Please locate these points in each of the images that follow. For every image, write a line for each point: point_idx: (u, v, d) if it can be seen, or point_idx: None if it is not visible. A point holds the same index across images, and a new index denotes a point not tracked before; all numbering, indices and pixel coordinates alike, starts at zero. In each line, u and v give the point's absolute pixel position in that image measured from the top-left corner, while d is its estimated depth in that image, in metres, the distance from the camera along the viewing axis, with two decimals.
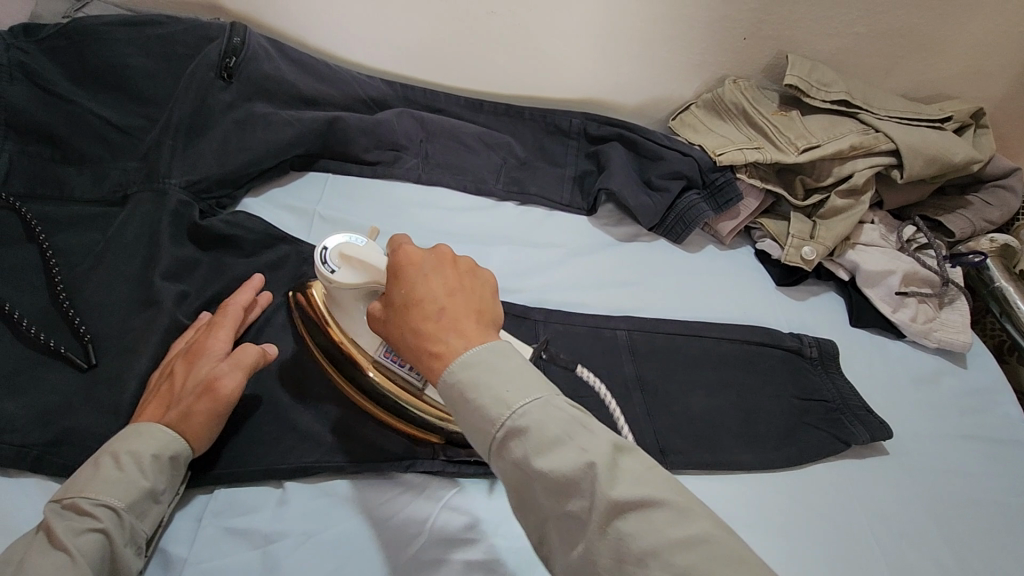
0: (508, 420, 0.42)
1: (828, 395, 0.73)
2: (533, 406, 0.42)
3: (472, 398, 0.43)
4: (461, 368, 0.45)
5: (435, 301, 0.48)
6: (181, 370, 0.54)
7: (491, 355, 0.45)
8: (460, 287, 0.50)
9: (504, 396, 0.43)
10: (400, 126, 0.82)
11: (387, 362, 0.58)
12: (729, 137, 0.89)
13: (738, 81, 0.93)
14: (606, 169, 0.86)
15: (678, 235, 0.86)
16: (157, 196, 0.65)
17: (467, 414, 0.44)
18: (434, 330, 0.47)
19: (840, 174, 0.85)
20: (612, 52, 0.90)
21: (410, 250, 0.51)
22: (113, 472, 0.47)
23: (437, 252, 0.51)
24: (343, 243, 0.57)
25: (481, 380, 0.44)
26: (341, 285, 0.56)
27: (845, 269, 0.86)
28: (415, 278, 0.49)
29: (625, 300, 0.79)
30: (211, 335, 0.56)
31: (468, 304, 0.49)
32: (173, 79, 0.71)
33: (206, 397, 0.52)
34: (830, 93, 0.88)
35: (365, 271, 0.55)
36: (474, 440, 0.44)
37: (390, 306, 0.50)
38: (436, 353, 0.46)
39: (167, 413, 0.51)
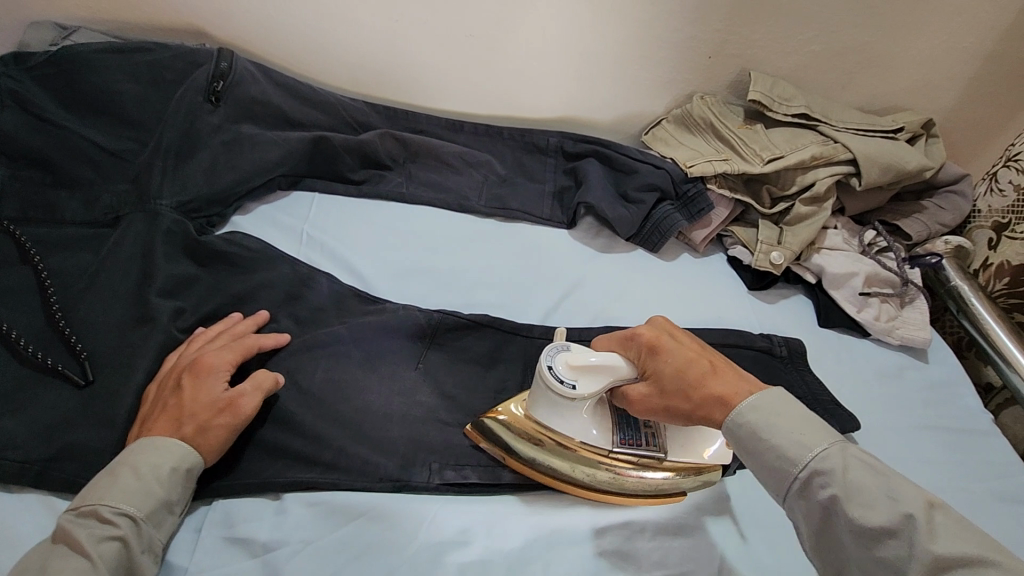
0: (811, 462, 0.47)
1: (799, 391, 0.76)
2: (830, 451, 0.47)
3: (767, 439, 0.49)
4: (749, 410, 0.51)
5: (702, 358, 0.55)
6: (189, 385, 0.55)
7: (771, 403, 0.50)
8: (698, 347, 0.57)
9: (783, 438, 0.48)
10: (383, 147, 0.85)
11: (624, 448, 0.60)
12: (698, 150, 0.94)
13: (705, 97, 0.98)
14: (584, 185, 0.90)
15: (654, 244, 0.90)
16: (150, 216, 0.67)
17: (756, 456, 0.50)
18: (711, 379, 0.53)
19: (803, 183, 0.90)
20: (586, 73, 0.95)
21: (643, 329, 0.59)
22: (131, 481, 0.48)
23: (655, 324, 0.60)
24: (563, 355, 0.59)
25: (771, 424, 0.49)
26: (584, 396, 0.58)
27: (812, 272, 0.91)
28: (668, 344, 0.57)
29: (605, 308, 0.82)
30: (220, 352, 0.58)
31: (713, 355, 0.56)
32: (162, 103, 0.73)
33: (227, 414, 0.54)
34: (791, 108, 0.93)
35: (607, 375, 0.58)
36: (768, 488, 0.49)
37: (662, 373, 0.56)
38: (726, 398, 0.52)
39: (180, 427, 0.53)
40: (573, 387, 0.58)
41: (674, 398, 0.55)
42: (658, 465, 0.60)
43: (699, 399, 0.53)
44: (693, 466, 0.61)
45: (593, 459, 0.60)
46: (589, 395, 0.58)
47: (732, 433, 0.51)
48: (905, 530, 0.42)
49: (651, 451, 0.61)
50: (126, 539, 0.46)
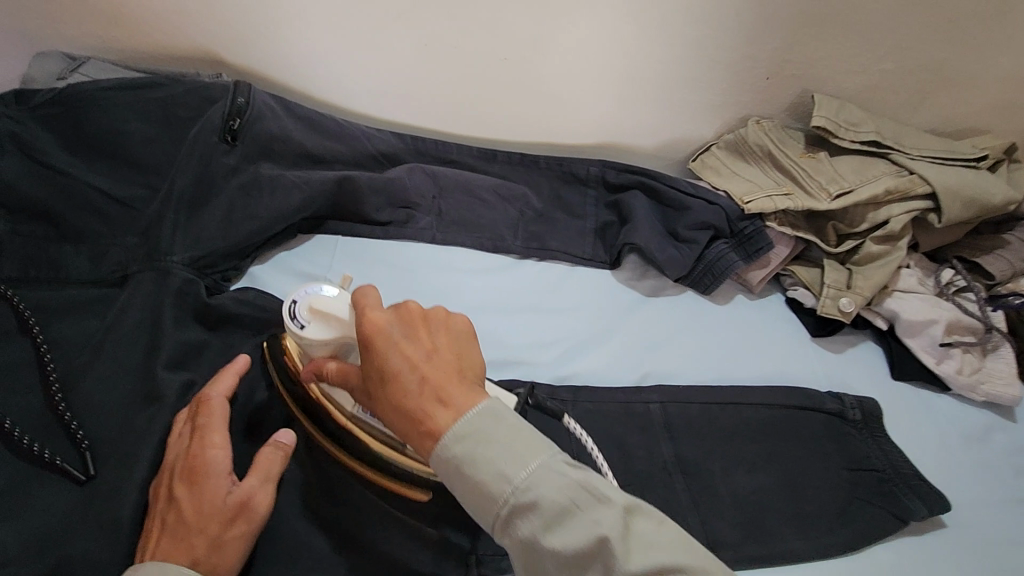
0: (512, 496, 0.42)
1: (878, 463, 0.68)
2: (534, 476, 0.43)
3: (472, 475, 0.43)
4: (457, 441, 0.44)
5: (414, 369, 0.47)
6: (190, 494, 0.47)
7: (487, 421, 0.45)
8: (433, 347, 0.49)
9: (444, 429, 0.44)
10: (412, 183, 0.79)
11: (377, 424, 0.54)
12: (755, 181, 0.85)
13: (761, 122, 0.89)
14: (629, 221, 0.82)
15: (706, 287, 0.82)
16: (159, 275, 0.61)
17: (462, 488, 0.44)
18: (419, 401, 0.46)
19: (875, 220, 0.81)
20: (629, 96, 0.87)
21: (372, 317, 0.49)
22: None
23: (401, 312, 0.50)
24: (312, 296, 0.56)
25: (482, 453, 0.43)
26: (311, 341, 0.53)
27: (883, 317, 0.82)
28: (388, 349, 0.48)
29: (659, 364, 0.74)
30: (210, 438, 0.49)
31: (449, 362, 0.48)
32: (174, 145, 0.67)
33: (242, 520, 0.47)
34: (860, 133, 0.84)
35: (339, 326, 0.53)
36: (475, 515, 0.44)
37: (367, 375, 0.49)
38: (428, 428, 0.45)
39: (189, 547, 0.45)
40: (302, 327, 0.54)
41: (387, 409, 0.48)
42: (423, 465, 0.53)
43: (405, 420, 0.46)
44: None
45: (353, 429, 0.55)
46: (316, 342, 0.53)
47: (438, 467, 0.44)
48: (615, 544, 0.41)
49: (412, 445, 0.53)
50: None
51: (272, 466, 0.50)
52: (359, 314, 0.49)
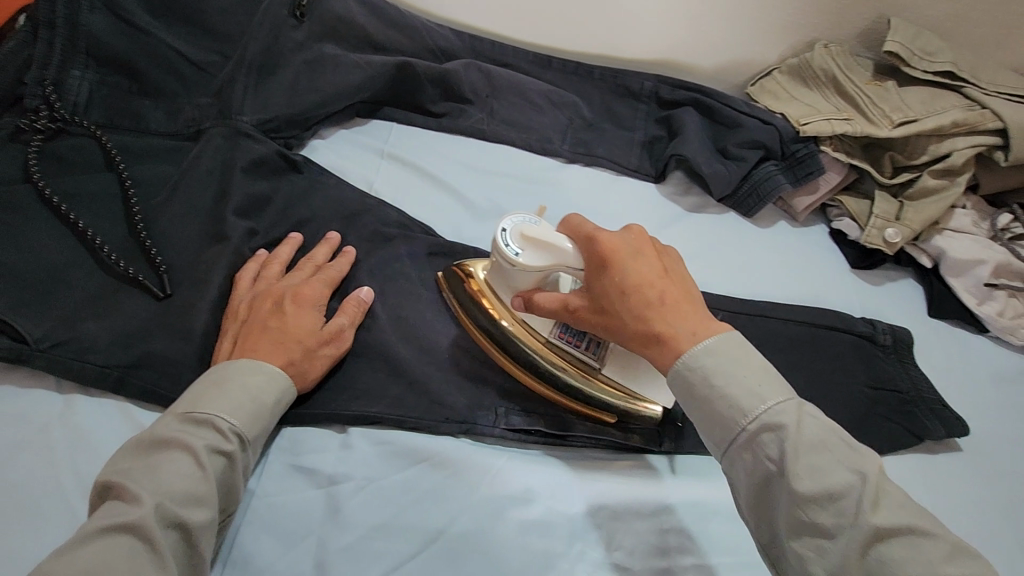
0: (761, 413, 0.44)
1: (902, 385, 0.69)
2: (786, 404, 0.44)
3: (721, 389, 0.45)
4: (694, 356, 0.46)
5: (652, 284, 0.49)
6: (294, 312, 0.55)
7: (725, 347, 0.46)
8: (668, 267, 0.50)
9: (748, 404, 0.44)
10: (467, 79, 0.80)
11: (561, 342, 0.57)
12: (814, 106, 0.83)
13: (830, 46, 0.86)
14: (680, 134, 0.82)
15: (750, 209, 0.82)
16: (230, 133, 0.65)
17: (708, 407, 0.46)
18: (655, 314, 0.48)
19: (936, 153, 0.79)
20: (696, 9, 0.85)
21: (605, 237, 0.51)
22: (240, 397, 0.48)
23: (632, 233, 0.51)
24: (520, 224, 0.56)
25: (728, 372, 0.45)
26: (525, 267, 0.55)
27: (928, 256, 0.80)
28: (624, 263, 0.49)
29: (695, 274, 0.76)
30: (312, 277, 0.58)
31: (679, 285, 0.50)
32: (248, 16, 0.70)
33: (332, 346, 0.56)
34: (933, 63, 0.81)
35: (550, 253, 0.54)
36: (710, 440, 0.46)
37: (598, 292, 0.51)
38: (666, 337, 0.47)
39: (288, 352, 0.53)
40: (516, 254, 0.55)
41: (618, 321, 0.50)
42: (593, 373, 0.57)
43: (643, 329, 0.48)
44: (620, 391, 0.57)
45: (539, 346, 0.58)
46: (532, 269, 0.54)
47: (683, 377, 0.46)
48: (853, 496, 0.41)
49: (586, 356, 0.57)
50: (231, 456, 0.46)
51: (356, 313, 0.59)
52: (590, 236, 0.52)
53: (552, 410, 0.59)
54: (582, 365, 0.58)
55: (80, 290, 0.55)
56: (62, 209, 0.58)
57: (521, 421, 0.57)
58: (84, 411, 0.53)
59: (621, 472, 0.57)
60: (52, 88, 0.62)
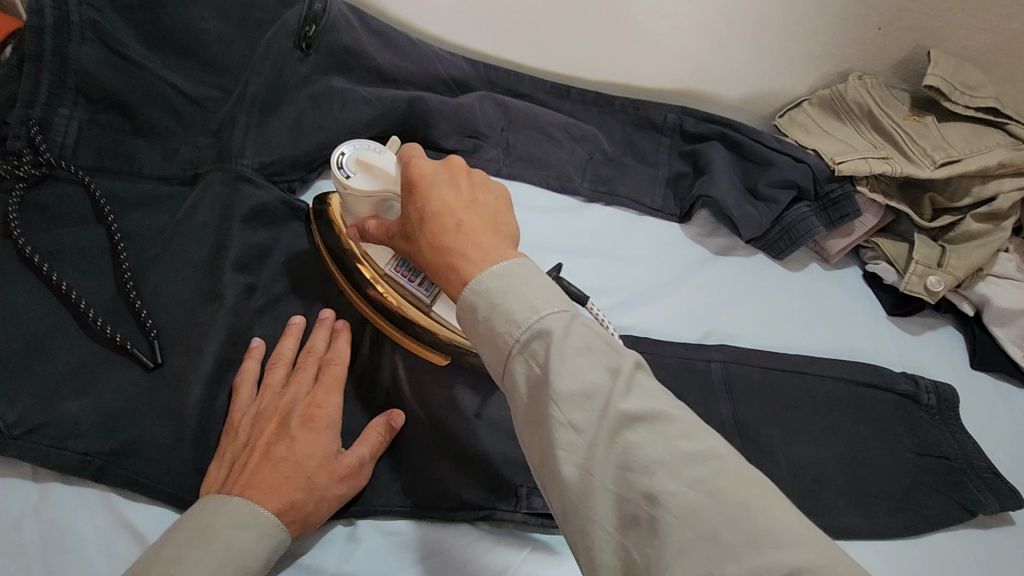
0: (533, 325, 0.39)
1: (949, 452, 0.63)
2: (560, 317, 0.39)
3: (501, 308, 0.40)
4: (486, 278, 0.41)
5: (453, 212, 0.45)
6: (306, 439, 0.50)
7: (514, 270, 0.41)
8: (474, 199, 0.46)
9: (521, 315, 0.39)
10: (482, 112, 0.76)
11: (395, 275, 0.55)
12: (849, 142, 0.79)
13: (864, 78, 0.81)
14: (707, 172, 0.77)
15: (781, 251, 0.77)
16: (230, 178, 0.61)
17: (483, 333, 0.41)
18: (451, 239, 0.43)
19: (980, 195, 0.74)
20: (723, 38, 0.80)
21: (417, 163, 0.47)
22: (216, 569, 0.42)
23: (449, 163, 0.48)
24: (359, 150, 0.55)
25: (514, 289, 0.40)
26: (354, 191, 0.53)
27: (971, 303, 0.76)
28: (429, 191, 0.46)
29: (724, 325, 0.71)
30: (326, 390, 0.53)
31: (486, 214, 0.45)
32: (250, 48, 0.66)
33: (345, 482, 0.50)
34: (976, 99, 0.76)
35: (382, 179, 0.53)
36: (489, 362, 0.41)
37: (406, 218, 0.47)
38: (457, 267, 0.43)
39: (287, 493, 0.47)
40: (347, 177, 0.54)
41: (418, 250, 0.46)
42: (421, 313, 0.55)
43: (435, 257, 0.44)
44: (449, 329, 0.55)
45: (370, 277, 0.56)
46: (360, 192, 0.53)
47: (466, 302, 0.41)
48: None
49: (418, 292, 0.56)
50: None
51: (380, 442, 0.53)
52: (409, 160, 0.49)
53: None
54: (413, 299, 0.56)
55: (64, 360, 0.51)
56: (42, 267, 0.53)
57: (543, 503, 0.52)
58: (59, 503, 0.48)
59: None
60: (37, 129, 0.58)
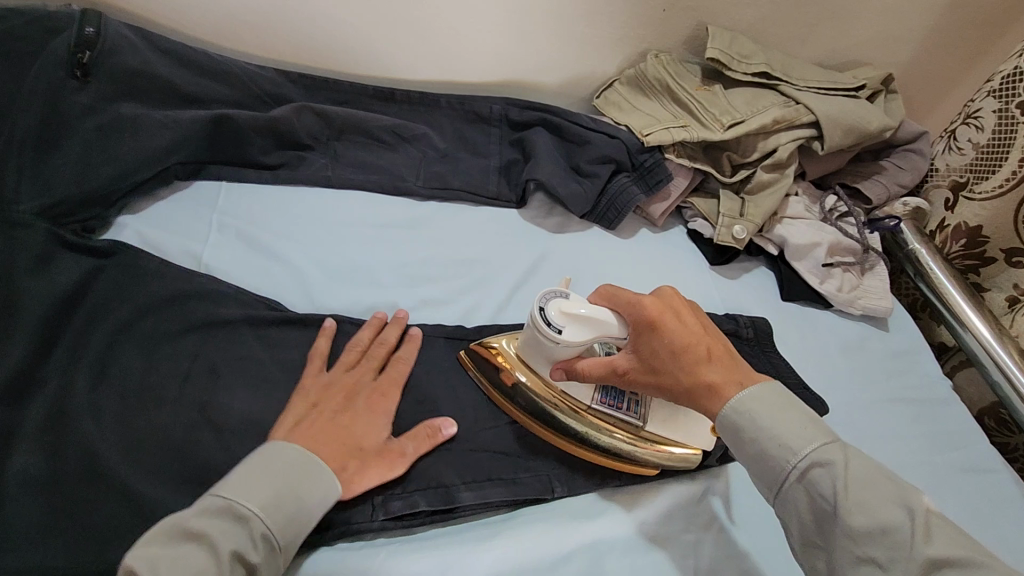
0: (795, 465, 0.47)
1: (766, 375, 0.73)
2: (830, 448, 0.47)
3: (765, 428, 0.49)
4: (737, 397, 0.51)
5: (704, 343, 0.53)
6: (366, 417, 0.56)
7: (771, 396, 0.50)
8: (703, 324, 0.55)
9: (795, 444, 0.48)
10: (301, 124, 0.74)
11: (602, 407, 0.59)
12: (654, 115, 0.86)
13: (660, 55, 0.90)
14: (533, 158, 0.82)
15: (611, 222, 0.84)
16: (5, 227, 0.60)
17: (750, 454, 0.49)
18: (705, 367, 0.52)
19: (764, 149, 0.84)
20: (529, 27, 0.84)
21: (649, 303, 0.54)
22: (284, 491, 0.47)
23: (664, 296, 0.55)
24: (557, 300, 0.57)
25: (768, 415, 0.49)
26: (569, 344, 0.56)
27: (774, 244, 0.86)
28: (670, 324, 0.53)
29: None
30: (388, 376, 0.60)
31: (716, 337, 0.54)
32: (12, 80, 0.62)
33: (394, 463, 0.55)
34: (751, 65, 0.87)
35: (591, 326, 0.56)
36: (763, 484, 0.49)
37: (650, 354, 0.54)
38: (715, 387, 0.51)
39: (347, 458, 0.53)
40: (558, 331, 0.56)
41: (669, 378, 0.53)
42: (636, 434, 0.59)
43: (693, 383, 0.52)
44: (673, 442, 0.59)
45: (568, 409, 0.59)
46: (573, 344, 0.56)
47: (728, 420, 0.50)
48: (904, 530, 0.43)
49: (629, 417, 0.59)
50: (254, 567, 0.45)
51: (427, 444, 0.57)
52: (635, 300, 0.55)
53: (432, 480, 0.56)
54: (625, 425, 0.59)
55: None
56: None
57: (402, 504, 0.54)
58: None
59: (510, 530, 0.55)
60: None
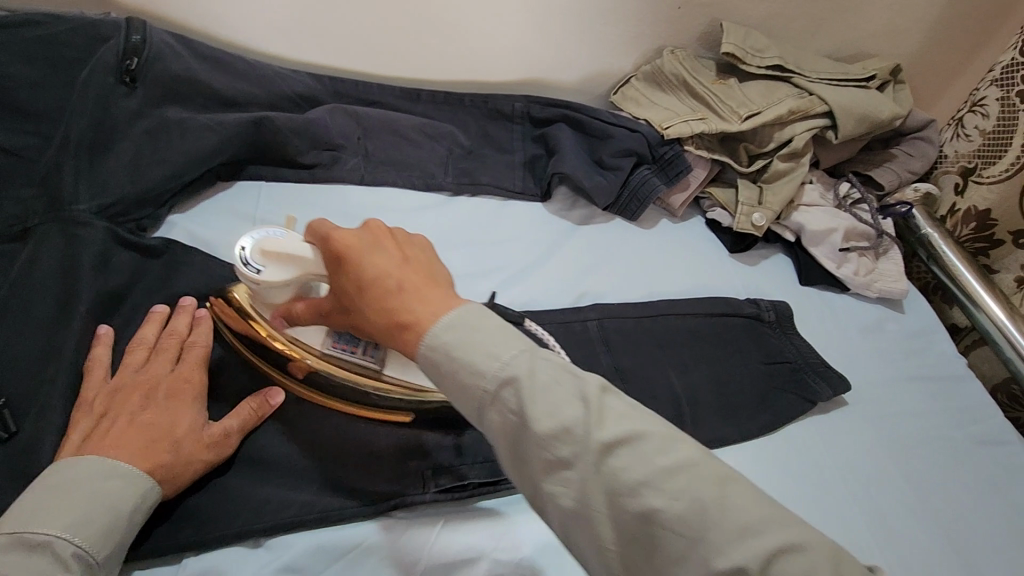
0: (498, 378, 0.43)
1: (789, 355, 0.76)
2: (522, 357, 0.43)
3: (461, 359, 0.43)
4: (446, 331, 0.44)
5: (392, 274, 0.48)
6: (190, 410, 0.55)
7: (470, 317, 0.45)
8: (406, 256, 0.50)
9: (487, 367, 0.43)
10: (334, 124, 0.78)
11: (335, 352, 0.59)
12: (672, 109, 0.89)
13: (676, 51, 0.92)
14: (557, 153, 0.85)
15: (633, 213, 0.86)
16: (66, 228, 0.61)
17: (456, 386, 0.44)
18: (395, 299, 0.47)
19: (780, 139, 0.87)
20: (548, 27, 0.87)
21: (340, 235, 0.50)
22: (89, 508, 0.46)
23: (368, 228, 0.51)
24: (263, 239, 0.57)
25: (467, 340, 0.44)
26: (269, 283, 0.56)
27: (791, 231, 0.89)
28: (361, 257, 0.49)
29: (593, 285, 0.79)
30: (189, 364, 0.58)
31: (424, 267, 0.49)
32: (63, 88, 0.65)
33: (214, 451, 0.54)
34: (764, 59, 0.89)
35: (295, 265, 0.55)
36: (466, 410, 0.44)
37: (345, 290, 0.50)
38: (408, 323, 0.46)
39: (158, 454, 0.51)
40: (258, 271, 0.56)
41: (362, 317, 0.49)
42: (371, 378, 0.59)
43: (381, 319, 0.47)
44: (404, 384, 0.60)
45: (308, 362, 0.59)
46: (275, 283, 0.56)
47: (424, 356, 0.44)
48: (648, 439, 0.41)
49: (366, 361, 0.59)
50: None
51: (252, 415, 0.56)
52: (325, 235, 0.51)
53: (479, 457, 0.60)
54: (365, 371, 0.59)
55: None
56: None
57: (452, 479, 0.58)
58: None
59: None
60: None
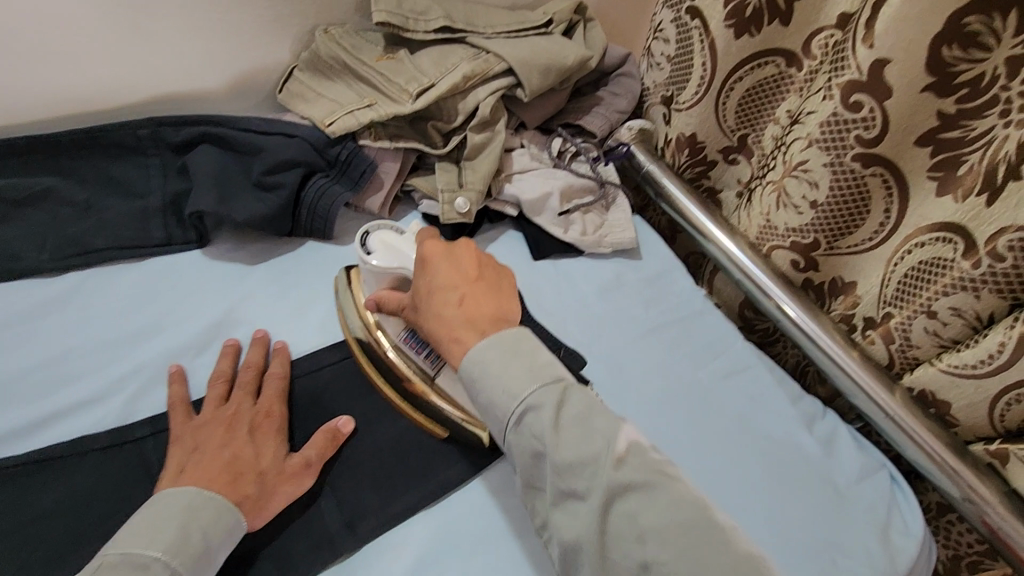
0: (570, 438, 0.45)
1: None
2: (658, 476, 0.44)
3: (493, 374, 0.48)
4: (482, 346, 0.50)
5: (455, 290, 0.53)
6: (257, 439, 0.54)
7: (510, 342, 0.50)
8: (478, 276, 0.55)
9: (518, 391, 0.47)
10: None
11: (406, 349, 0.61)
12: (339, 99, 0.75)
13: (330, 29, 0.78)
14: (194, 184, 0.67)
15: (323, 232, 0.72)
16: None
17: (479, 393, 0.49)
18: (452, 315, 0.52)
19: (466, 110, 0.77)
20: (149, 29, 0.69)
21: (433, 245, 0.56)
22: (176, 531, 0.45)
23: (460, 249, 0.56)
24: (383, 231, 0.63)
25: (504, 365, 0.48)
26: (370, 268, 0.61)
27: (511, 204, 0.81)
28: (438, 270, 0.54)
29: (278, 337, 0.64)
30: (268, 397, 0.58)
31: (485, 294, 0.54)
32: None
33: (298, 481, 0.53)
34: (430, 22, 0.79)
35: (399, 261, 0.60)
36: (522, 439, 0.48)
37: (416, 291, 0.55)
38: (457, 338, 0.51)
39: (243, 486, 0.50)
40: (367, 255, 0.61)
41: (423, 325, 0.54)
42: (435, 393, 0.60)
43: (434, 327, 0.52)
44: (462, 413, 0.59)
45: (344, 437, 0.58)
46: (381, 269, 0.60)
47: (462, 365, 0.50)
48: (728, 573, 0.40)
49: (426, 368, 0.61)
50: None
51: (328, 442, 0.56)
52: (426, 241, 0.57)
53: None
54: (423, 380, 0.61)
55: None
56: None
57: None
58: None
59: None
60: None
